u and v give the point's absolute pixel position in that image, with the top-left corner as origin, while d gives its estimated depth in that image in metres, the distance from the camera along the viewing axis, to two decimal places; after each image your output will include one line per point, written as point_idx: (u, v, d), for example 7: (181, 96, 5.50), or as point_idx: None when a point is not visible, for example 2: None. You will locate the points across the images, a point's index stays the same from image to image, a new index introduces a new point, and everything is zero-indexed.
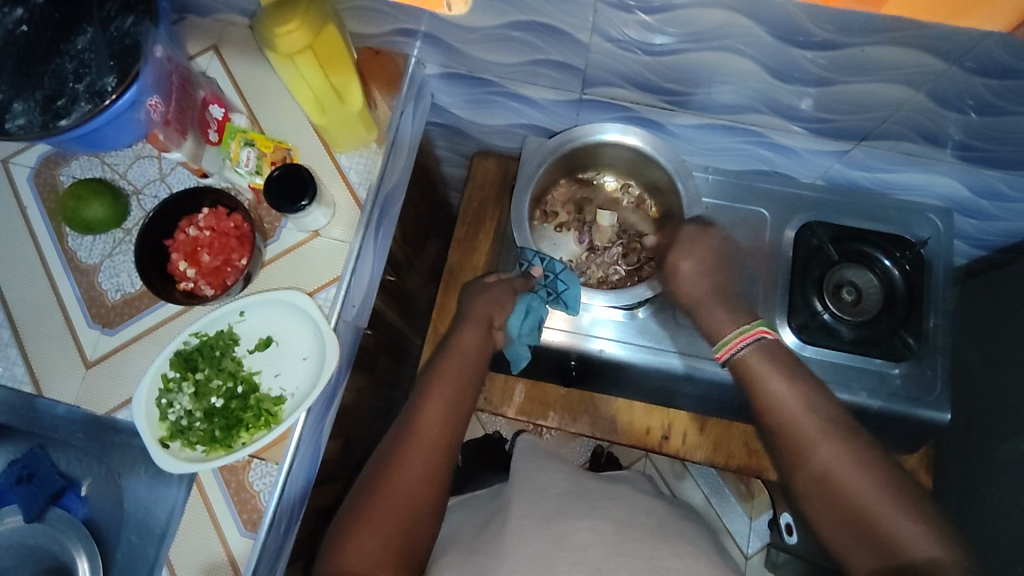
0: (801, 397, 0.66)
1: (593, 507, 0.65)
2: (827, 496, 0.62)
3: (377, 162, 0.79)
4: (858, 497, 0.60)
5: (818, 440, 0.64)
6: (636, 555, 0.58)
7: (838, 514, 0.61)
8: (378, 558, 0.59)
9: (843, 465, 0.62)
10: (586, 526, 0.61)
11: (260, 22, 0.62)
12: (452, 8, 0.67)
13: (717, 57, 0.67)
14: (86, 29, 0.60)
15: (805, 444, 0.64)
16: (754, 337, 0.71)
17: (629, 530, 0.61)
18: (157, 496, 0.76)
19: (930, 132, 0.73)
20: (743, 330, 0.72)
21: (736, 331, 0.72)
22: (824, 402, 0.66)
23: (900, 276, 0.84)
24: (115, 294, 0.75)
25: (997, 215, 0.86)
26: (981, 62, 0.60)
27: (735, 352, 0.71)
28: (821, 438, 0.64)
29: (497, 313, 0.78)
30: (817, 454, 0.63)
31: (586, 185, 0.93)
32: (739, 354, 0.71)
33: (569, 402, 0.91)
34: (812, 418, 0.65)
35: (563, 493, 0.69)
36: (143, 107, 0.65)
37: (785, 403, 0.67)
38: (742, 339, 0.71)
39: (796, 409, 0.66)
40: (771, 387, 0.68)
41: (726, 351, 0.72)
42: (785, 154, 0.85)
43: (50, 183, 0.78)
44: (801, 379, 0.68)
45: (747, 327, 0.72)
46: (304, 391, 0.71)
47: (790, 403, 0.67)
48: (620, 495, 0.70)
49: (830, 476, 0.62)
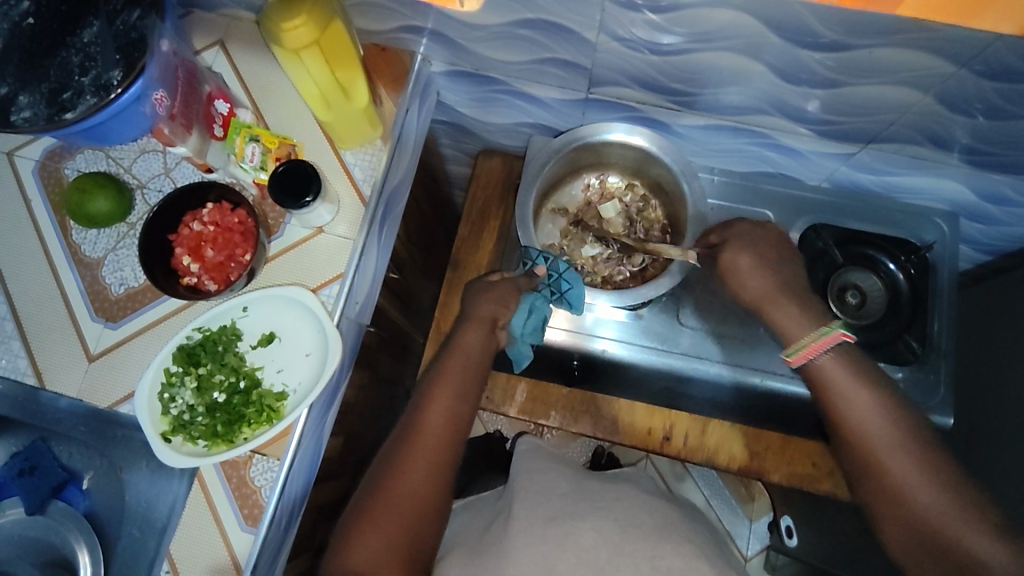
0: (876, 408, 0.64)
1: (596, 506, 0.65)
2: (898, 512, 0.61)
3: (382, 159, 0.79)
4: (933, 517, 0.59)
5: (893, 455, 0.62)
6: (639, 556, 0.58)
7: (913, 531, 0.60)
8: (383, 558, 0.59)
9: (918, 483, 0.60)
10: (588, 526, 0.61)
11: (267, 18, 0.62)
12: (464, 5, 0.67)
13: (725, 57, 0.66)
14: (93, 23, 0.60)
15: (877, 456, 0.62)
16: (833, 341, 0.67)
17: (632, 530, 0.61)
18: (159, 490, 0.77)
19: (937, 136, 0.73)
20: (819, 334, 0.68)
21: (813, 334, 0.68)
22: (899, 411, 0.64)
23: (904, 280, 0.85)
24: (119, 288, 0.75)
25: (1003, 220, 0.85)
26: (990, 65, 0.60)
27: (814, 357, 0.67)
28: (897, 452, 0.62)
29: (502, 313, 0.77)
30: (891, 469, 0.61)
31: (591, 185, 0.93)
32: (817, 358, 0.67)
33: (570, 403, 0.90)
34: (888, 429, 0.63)
35: (566, 492, 0.68)
36: (149, 101, 0.64)
37: (861, 415, 0.64)
38: (819, 344, 0.67)
39: (869, 419, 0.63)
40: (846, 396, 0.65)
41: (803, 355, 0.68)
42: (791, 156, 0.85)
43: (54, 176, 0.78)
44: (876, 386, 0.65)
45: (824, 331, 0.67)
46: (306, 388, 0.71)
47: (862, 413, 0.64)
48: (623, 494, 0.70)
49: (901, 492, 0.60)
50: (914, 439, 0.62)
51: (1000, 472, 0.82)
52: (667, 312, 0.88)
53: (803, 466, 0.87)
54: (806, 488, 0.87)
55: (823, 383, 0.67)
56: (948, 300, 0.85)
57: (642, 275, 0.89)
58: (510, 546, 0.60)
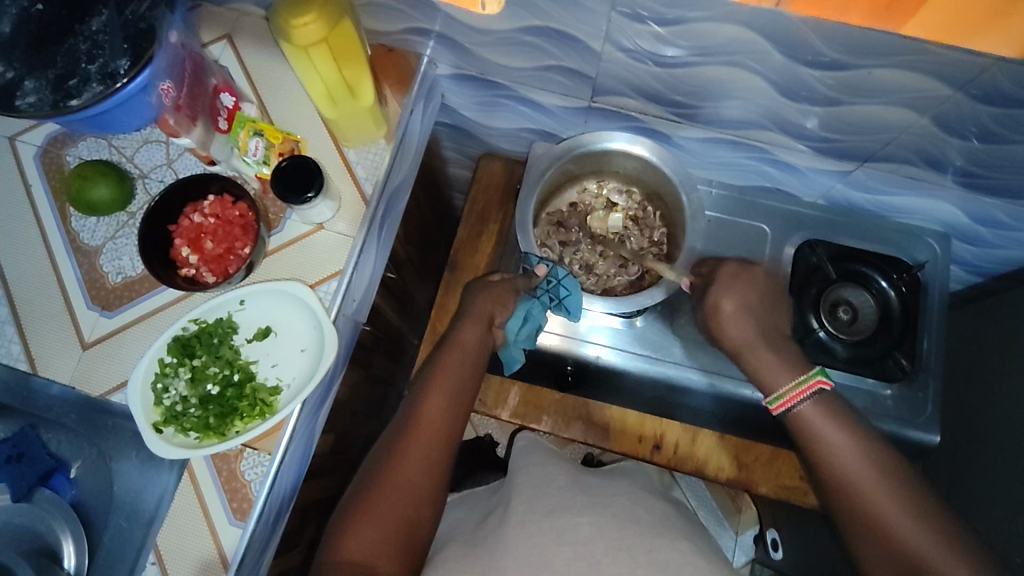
0: (857, 448, 0.67)
1: (592, 502, 0.65)
2: (882, 552, 0.63)
3: (385, 159, 0.79)
4: (920, 556, 0.61)
5: (876, 495, 0.64)
6: (636, 549, 0.58)
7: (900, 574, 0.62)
8: (380, 549, 0.59)
9: (904, 523, 0.62)
10: (585, 520, 0.61)
11: (277, 14, 0.62)
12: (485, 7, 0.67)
13: (727, 71, 0.67)
14: (102, 11, 0.60)
15: (862, 499, 0.64)
16: (810, 390, 0.70)
17: (627, 525, 0.62)
18: (148, 481, 0.76)
19: (932, 158, 0.75)
20: (800, 382, 0.71)
21: (793, 383, 0.71)
22: (877, 449, 0.67)
23: (897, 298, 0.85)
24: (116, 277, 0.75)
25: (995, 243, 0.87)
26: (986, 90, 0.61)
27: (792, 406, 0.70)
28: (876, 482, 0.64)
29: (498, 311, 0.78)
30: (876, 506, 0.64)
31: (587, 190, 0.93)
32: (796, 408, 0.70)
33: (562, 408, 0.91)
34: (872, 471, 0.65)
35: (563, 486, 0.69)
36: (154, 90, 0.65)
37: (841, 456, 0.67)
38: (797, 393, 0.70)
39: (852, 459, 0.66)
40: (826, 436, 0.68)
41: (781, 404, 0.71)
42: (788, 172, 0.86)
43: (56, 163, 0.78)
44: (856, 429, 0.68)
45: (803, 379, 0.71)
46: (300, 382, 0.71)
47: (841, 454, 0.67)
48: (621, 491, 0.70)
49: (886, 533, 0.63)
50: (898, 480, 0.65)
51: (989, 490, 0.82)
52: (663, 322, 0.88)
53: (791, 479, 0.88)
54: (791, 501, 0.88)
55: (802, 420, 0.70)
56: (940, 317, 0.86)
57: (638, 283, 0.90)
58: (509, 539, 0.60)
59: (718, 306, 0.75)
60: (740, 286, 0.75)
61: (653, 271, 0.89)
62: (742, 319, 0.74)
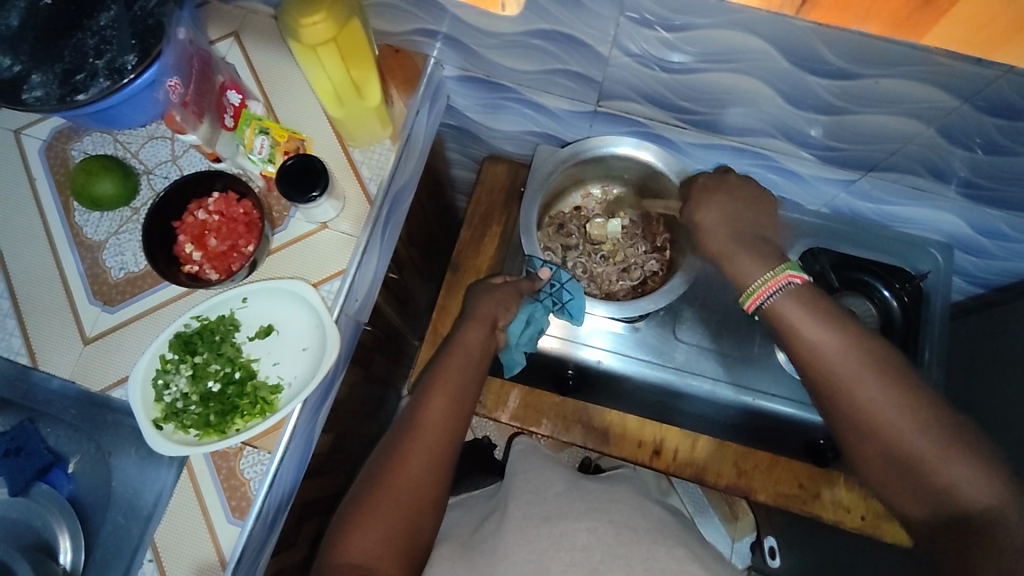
0: (850, 347, 0.58)
1: (591, 507, 0.65)
2: (879, 454, 0.57)
3: (390, 159, 0.79)
4: (924, 459, 0.55)
5: (875, 402, 0.57)
6: (634, 555, 0.58)
7: (897, 472, 0.57)
8: (383, 552, 0.59)
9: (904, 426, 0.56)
10: (582, 526, 0.61)
11: (285, 12, 0.62)
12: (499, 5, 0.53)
13: (733, 78, 0.68)
14: (110, 7, 0.61)
15: (856, 404, 0.57)
16: (781, 283, 0.61)
17: (625, 531, 0.61)
18: (146, 479, 0.76)
19: (937, 168, 0.75)
20: (769, 277, 0.62)
21: (763, 278, 0.63)
22: (869, 344, 0.58)
23: (897, 307, 0.87)
24: (118, 273, 0.75)
25: (997, 254, 0.87)
26: (991, 102, 0.61)
27: (763, 302, 0.62)
28: (874, 387, 0.57)
29: (503, 314, 0.78)
30: (875, 412, 0.57)
31: (591, 195, 0.93)
32: (768, 302, 0.62)
33: (562, 412, 0.90)
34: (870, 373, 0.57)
35: (561, 492, 0.69)
36: (162, 87, 0.65)
37: (838, 362, 0.58)
38: (770, 286, 0.62)
39: (847, 360, 0.58)
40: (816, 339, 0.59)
41: (753, 302, 0.63)
42: (793, 180, 0.86)
43: (60, 157, 0.78)
44: (843, 324, 0.59)
45: (773, 273, 0.62)
46: (301, 381, 0.71)
47: (834, 358, 0.58)
48: (619, 496, 0.70)
49: (892, 439, 0.56)
50: (896, 378, 0.57)
51: None
52: (664, 326, 0.88)
53: (791, 486, 0.88)
54: (791, 508, 0.88)
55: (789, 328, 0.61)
56: (942, 327, 0.86)
57: (640, 288, 0.91)
58: (507, 542, 0.60)
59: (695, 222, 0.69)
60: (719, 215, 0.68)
61: (655, 277, 0.90)
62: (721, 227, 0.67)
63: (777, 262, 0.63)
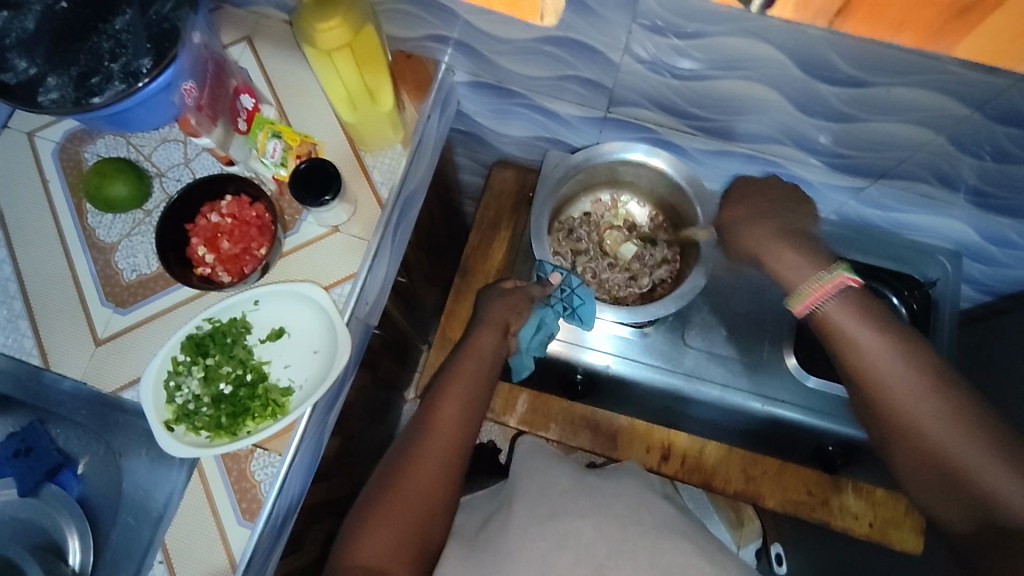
0: (892, 352, 0.58)
1: (595, 504, 0.65)
2: (921, 462, 0.57)
3: (401, 163, 0.79)
4: (968, 471, 0.54)
5: (915, 407, 0.57)
6: (640, 553, 0.59)
7: (940, 485, 0.57)
8: (394, 554, 0.59)
9: (948, 435, 0.55)
10: (587, 524, 0.61)
11: (301, 18, 0.63)
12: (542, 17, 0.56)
13: (743, 85, 0.68)
14: (126, 11, 0.61)
15: (900, 413, 0.57)
16: (835, 287, 0.61)
17: (632, 527, 0.62)
18: (156, 480, 0.76)
19: (946, 176, 0.75)
20: (823, 279, 0.62)
21: (816, 279, 0.62)
22: (915, 350, 0.58)
23: (907, 315, 0.85)
24: (131, 274, 0.75)
25: (1005, 262, 0.87)
26: (1002, 111, 0.61)
27: (816, 305, 0.62)
28: (917, 393, 0.57)
29: (514, 319, 0.79)
30: (917, 419, 0.57)
31: (601, 201, 0.94)
32: (821, 307, 0.62)
33: (570, 416, 0.91)
34: (917, 382, 0.57)
35: (566, 489, 0.69)
36: (178, 90, 0.65)
37: (880, 366, 0.58)
38: (822, 291, 0.62)
39: (894, 368, 0.58)
40: (859, 341, 0.59)
41: (805, 304, 0.62)
42: (802, 187, 0.86)
43: (74, 159, 0.79)
44: (890, 328, 0.59)
45: (826, 276, 0.62)
46: (312, 384, 0.71)
47: (878, 364, 0.59)
48: (624, 491, 0.70)
49: (931, 446, 0.56)
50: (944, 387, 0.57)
51: None
52: (673, 332, 0.88)
53: (798, 493, 0.88)
54: (800, 515, 0.88)
55: (832, 330, 0.62)
56: (951, 335, 0.84)
57: (649, 295, 0.90)
58: (515, 542, 0.60)
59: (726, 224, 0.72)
60: (748, 212, 0.69)
61: (665, 284, 0.90)
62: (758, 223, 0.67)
63: (831, 263, 0.63)
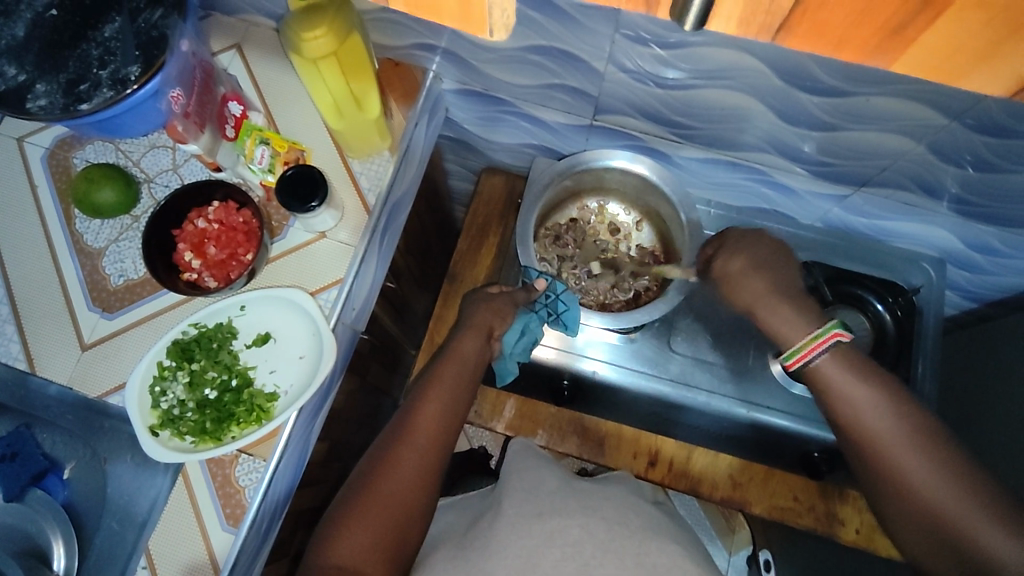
0: (881, 405, 0.62)
1: (582, 505, 0.65)
2: (906, 509, 0.59)
3: (388, 169, 0.80)
4: (951, 518, 0.56)
5: (900, 453, 0.59)
6: (625, 552, 0.59)
7: (930, 539, 0.58)
8: (368, 554, 0.59)
9: (938, 489, 0.57)
10: (575, 523, 0.61)
11: (287, 26, 0.64)
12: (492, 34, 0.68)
13: (726, 95, 0.69)
14: (115, 18, 0.62)
15: (890, 463, 0.60)
16: (829, 342, 0.65)
17: (618, 528, 0.62)
18: (142, 485, 0.77)
19: (928, 184, 0.76)
20: (818, 334, 0.65)
21: (810, 336, 0.66)
22: (903, 405, 0.61)
23: (891, 321, 0.87)
24: (118, 279, 0.76)
25: (990, 269, 0.88)
26: (981, 120, 0.62)
27: (809, 360, 0.65)
28: (901, 441, 0.60)
29: (498, 323, 0.79)
30: (900, 465, 0.59)
31: (588, 208, 0.94)
32: (811, 358, 0.65)
33: (557, 421, 0.90)
34: (905, 434, 0.60)
35: (553, 489, 0.68)
36: (165, 98, 0.66)
37: (866, 414, 0.62)
38: (817, 345, 0.65)
39: (885, 423, 0.61)
40: (845, 390, 0.63)
41: (799, 358, 0.66)
42: (785, 194, 0.87)
43: (62, 165, 0.79)
44: (878, 381, 0.63)
45: (821, 331, 0.65)
46: (297, 389, 0.71)
47: (869, 417, 0.61)
48: (612, 494, 0.70)
49: (915, 494, 0.58)
50: (935, 446, 0.59)
51: None
52: (659, 338, 0.89)
53: (785, 499, 0.88)
54: (786, 522, 0.88)
55: (822, 381, 0.65)
56: (936, 342, 0.87)
57: (634, 302, 0.91)
58: (503, 539, 0.60)
59: (726, 270, 0.73)
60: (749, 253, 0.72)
61: (649, 291, 0.91)
62: (753, 278, 0.70)
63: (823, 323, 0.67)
